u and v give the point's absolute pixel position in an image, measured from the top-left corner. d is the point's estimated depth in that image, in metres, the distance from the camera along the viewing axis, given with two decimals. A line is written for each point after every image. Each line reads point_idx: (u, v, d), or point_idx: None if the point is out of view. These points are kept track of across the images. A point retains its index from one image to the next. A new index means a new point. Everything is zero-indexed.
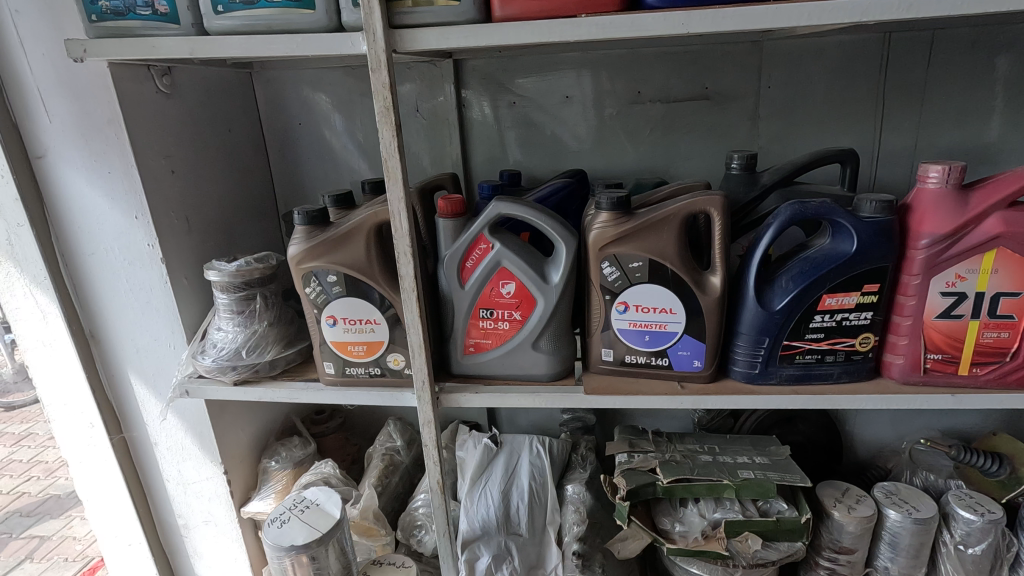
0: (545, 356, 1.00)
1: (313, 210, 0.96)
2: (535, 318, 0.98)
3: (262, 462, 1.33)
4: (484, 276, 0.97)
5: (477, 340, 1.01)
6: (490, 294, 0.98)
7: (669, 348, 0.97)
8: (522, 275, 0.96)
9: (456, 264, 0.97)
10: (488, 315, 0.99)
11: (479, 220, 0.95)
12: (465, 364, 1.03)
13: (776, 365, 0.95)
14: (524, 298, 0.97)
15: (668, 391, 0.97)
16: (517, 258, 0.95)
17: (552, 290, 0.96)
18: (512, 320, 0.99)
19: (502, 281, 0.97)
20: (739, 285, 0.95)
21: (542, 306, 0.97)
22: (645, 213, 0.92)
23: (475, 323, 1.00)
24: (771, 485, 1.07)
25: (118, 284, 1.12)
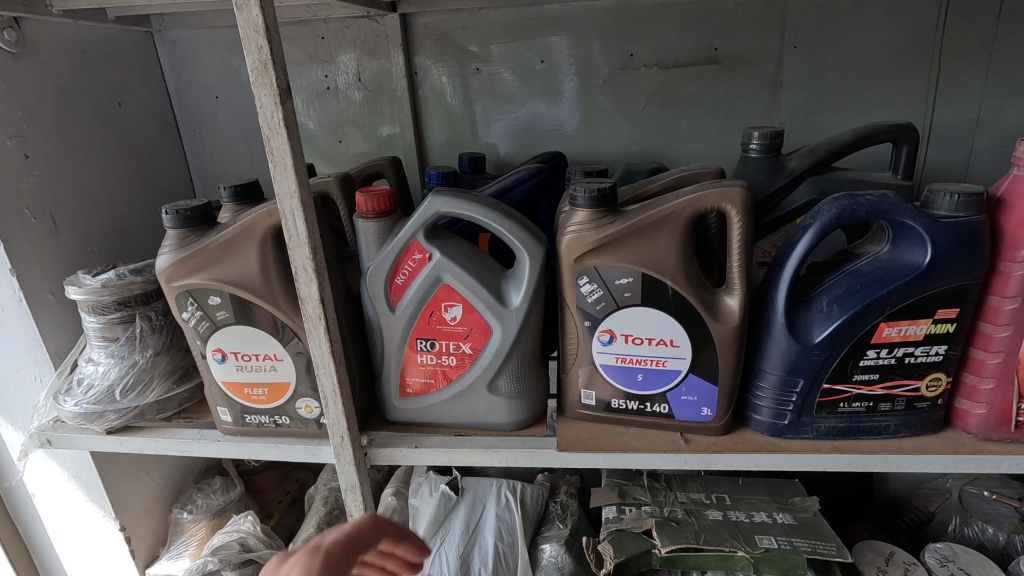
0: (504, 402, 0.76)
1: (187, 208, 0.71)
2: (490, 353, 0.73)
3: (174, 512, 1.10)
4: (420, 297, 0.72)
5: (416, 380, 0.77)
6: (429, 320, 0.73)
7: (670, 392, 0.73)
8: (471, 296, 0.71)
9: (383, 281, 0.72)
10: (429, 348, 0.75)
11: (410, 220, 0.70)
12: (404, 409, 0.79)
13: (811, 415, 0.71)
14: (475, 326, 0.72)
15: (669, 449, 0.73)
16: (463, 273, 0.71)
17: (512, 316, 0.71)
18: (460, 354, 0.74)
19: (445, 305, 0.72)
20: (763, 308, 0.70)
21: (498, 337, 0.72)
22: (636, 212, 0.67)
23: (413, 358, 0.76)
24: (800, 559, 0.83)
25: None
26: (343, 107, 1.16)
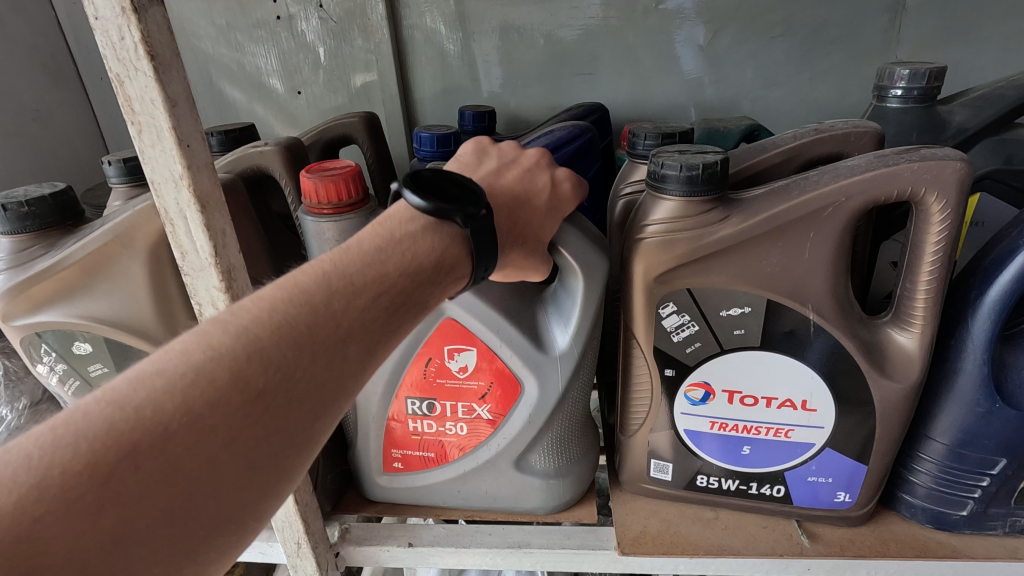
0: (538, 482, 0.51)
1: (23, 201, 0.44)
2: (521, 419, 0.49)
3: None
4: (412, 338, 0.48)
5: (407, 451, 0.53)
6: (426, 370, 0.49)
7: (789, 471, 0.48)
8: (491, 337, 0.47)
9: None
10: (424, 410, 0.51)
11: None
12: (387, 489, 0.55)
13: (1005, 505, 0.47)
14: (498, 379, 0.49)
15: (786, 553, 0.48)
16: (478, 304, 0.46)
17: (555, 366, 0.47)
18: (473, 417, 0.50)
19: (452, 347, 0.48)
20: (949, 347, 0.45)
21: (530, 395, 0.48)
22: (765, 202, 0.40)
23: (401, 424, 0.52)
24: None
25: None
26: (302, 45, 0.87)
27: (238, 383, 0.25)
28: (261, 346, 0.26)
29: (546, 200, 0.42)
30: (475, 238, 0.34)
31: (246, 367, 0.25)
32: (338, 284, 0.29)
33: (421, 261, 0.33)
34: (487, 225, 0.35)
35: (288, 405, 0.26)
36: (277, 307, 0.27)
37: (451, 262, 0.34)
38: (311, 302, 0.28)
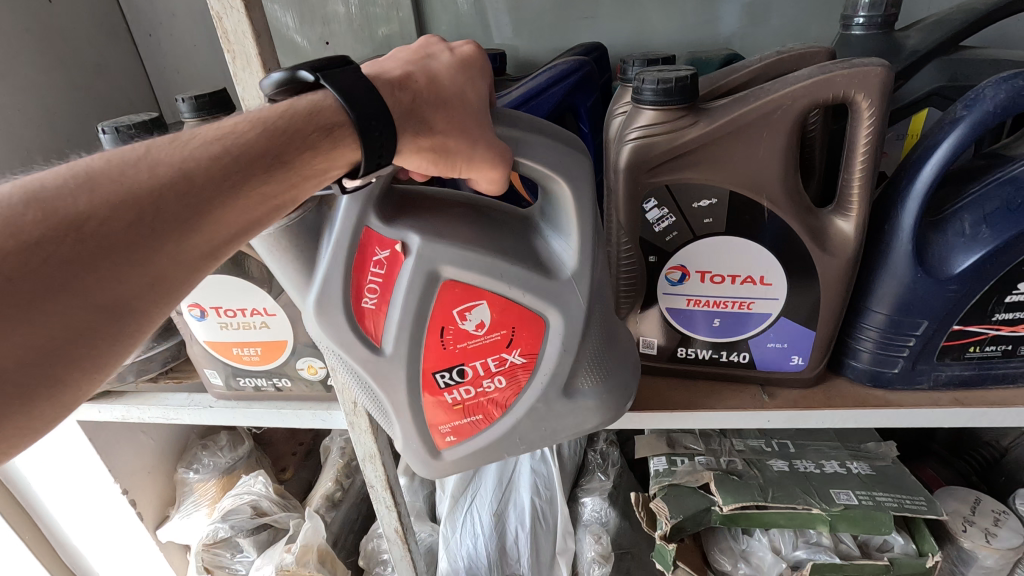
0: (594, 400, 0.51)
1: (129, 125, 0.54)
2: (555, 350, 0.48)
3: (180, 472, 1.00)
4: (416, 311, 0.46)
5: (455, 423, 0.51)
6: (446, 340, 0.47)
7: (753, 339, 0.59)
8: (497, 283, 0.46)
9: (340, 310, 0.45)
10: (454, 378, 0.49)
11: (341, 207, 0.43)
12: (457, 463, 0.53)
13: (930, 363, 0.57)
14: (517, 323, 0.48)
15: (750, 406, 0.60)
16: (472, 256, 0.45)
17: (570, 288, 0.47)
18: (506, 366, 0.49)
19: (459, 307, 0.47)
20: (883, 231, 0.55)
21: (557, 327, 0.48)
22: (726, 108, 0.49)
23: (439, 402, 0.50)
24: (886, 517, 0.73)
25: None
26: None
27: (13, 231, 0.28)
28: (53, 204, 0.29)
29: (445, 71, 0.45)
30: (329, 83, 0.38)
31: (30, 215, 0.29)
32: (152, 155, 0.33)
33: (251, 134, 0.35)
34: (350, 73, 0.39)
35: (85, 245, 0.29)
36: (88, 172, 0.31)
37: (313, 109, 0.37)
38: (117, 163, 0.32)
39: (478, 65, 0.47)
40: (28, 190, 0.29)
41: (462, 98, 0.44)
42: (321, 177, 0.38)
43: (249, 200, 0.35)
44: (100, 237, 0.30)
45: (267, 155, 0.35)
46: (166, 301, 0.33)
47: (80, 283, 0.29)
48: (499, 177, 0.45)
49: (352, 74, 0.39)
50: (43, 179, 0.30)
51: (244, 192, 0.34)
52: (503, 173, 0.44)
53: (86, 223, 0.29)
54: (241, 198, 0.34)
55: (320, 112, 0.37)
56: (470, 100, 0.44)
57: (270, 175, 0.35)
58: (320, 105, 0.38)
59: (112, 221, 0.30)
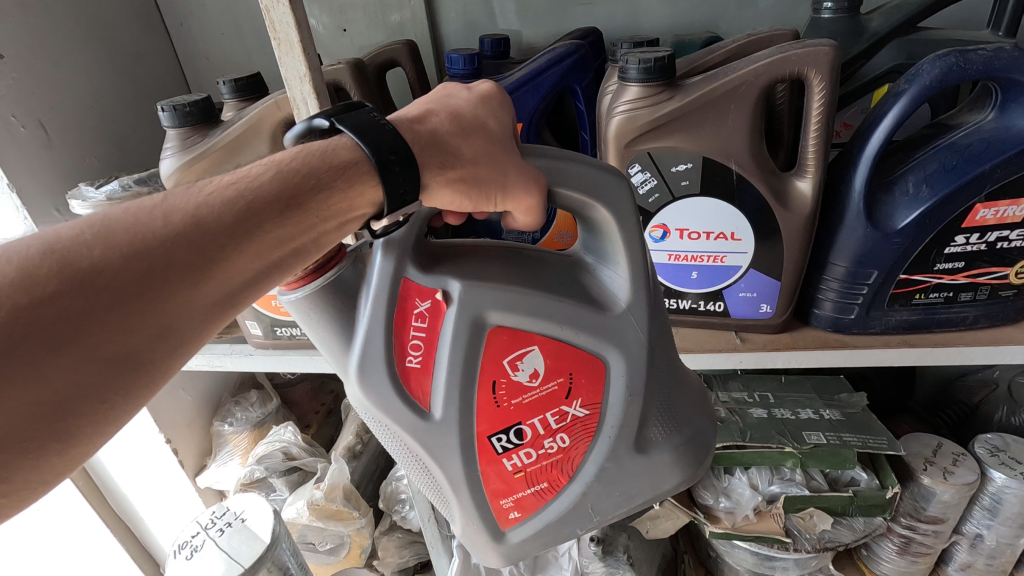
0: (669, 455, 0.46)
1: (184, 104, 0.63)
2: (619, 395, 0.45)
3: (214, 426, 1.10)
4: (465, 363, 0.43)
5: (518, 496, 0.46)
6: (500, 396, 0.44)
7: (727, 289, 0.67)
8: (549, 325, 0.43)
9: (385, 373, 0.41)
10: (511, 441, 0.45)
11: (375, 263, 0.40)
12: (523, 544, 0.48)
13: (882, 308, 0.65)
14: (575, 368, 0.44)
15: (725, 348, 0.68)
16: (518, 298, 0.42)
17: (628, 322, 0.44)
18: (567, 421, 0.45)
19: (511, 357, 0.44)
20: (839, 192, 0.63)
21: (618, 369, 0.45)
22: (698, 84, 0.57)
23: (498, 471, 0.45)
24: (850, 454, 0.82)
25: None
26: None
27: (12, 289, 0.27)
28: (59, 258, 0.28)
29: (467, 105, 0.44)
30: (349, 123, 0.36)
31: (41, 265, 0.28)
32: (171, 203, 0.32)
33: (274, 176, 0.34)
34: (361, 112, 0.38)
35: (84, 301, 0.28)
36: (106, 220, 0.30)
37: (326, 148, 0.36)
38: (132, 215, 0.30)
39: (499, 98, 0.46)
40: (44, 240, 0.28)
41: (489, 130, 0.43)
42: (344, 218, 0.36)
43: (267, 247, 0.33)
44: (110, 289, 0.28)
45: (287, 200, 0.33)
46: (175, 358, 0.31)
47: (85, 342, 0.28)
48: (534, 206, 0.42)
49: (366, 114, 0.37)
50: (60, 228, 0.29)
51: (263, 237, 0.32)
52: (537, 199, 0.42)
53: (98, 274, 0.28)
54: (257, 243, 0.32)
55: (340, 150, 0.36)
56: (495, 131, 0.43)
57: (289, 218, 0.33)
58: (345, 145, 0.36)
59: (124, 271, 0.29)
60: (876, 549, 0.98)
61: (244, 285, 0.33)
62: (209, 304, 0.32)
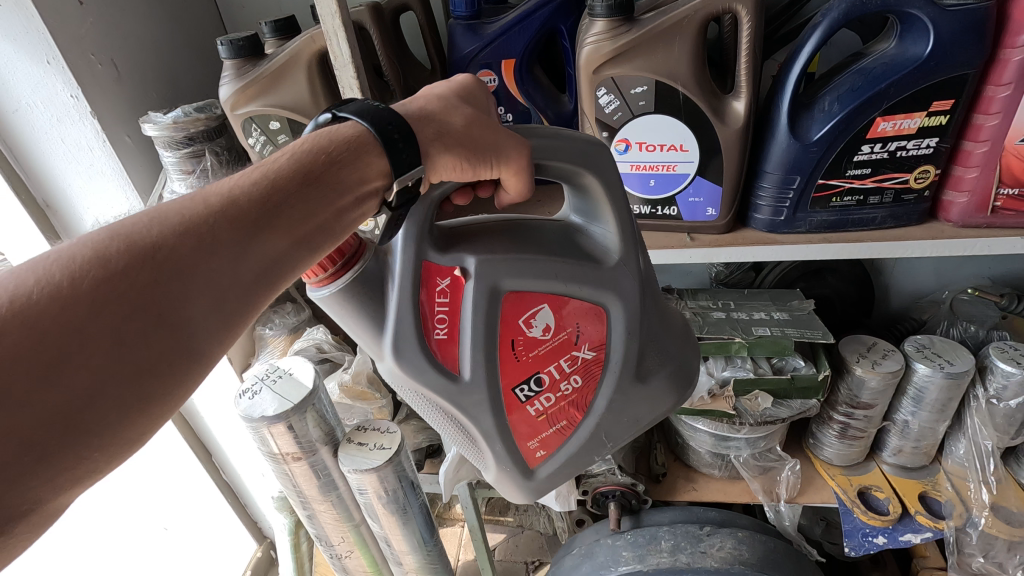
0: (662, 382, 0.61)
1: (238, 38, 0.78)
2: (618, 334, 0.58)
3: (257, 330, 1.29)
4: (486, 327, 0.54)
5: (543, 436, 0.59)
6: (519, 351, 0.56)
7: (678, 195, 0.82)
8: (553, 284, 0.56)
9: (419, 347, 0.51)
10: (532, 388, 0.57)
11: (398, 250, 0.50)
12: (549, 475, 0.61)
13: (805, 210, 0.80)
14: (578, 319, 0.57)
15: (677, 245, 0.83)
16: (525, 266, 0.54)
17: (619, 271, 0.58)
18: (577, 363, 0.58)
19: (526, 315, 0.55)
20: (771, 111, 0.76)
21: (615, 314, 0.58)
22: (651, 19, 0.71)
23: (526, 415, 0.58)
24: (788, 342, 0.98)
25: (95, 213, 1.07)
26: None
27: (102, 267, 0.36)
28: (133, 239, 0.37)
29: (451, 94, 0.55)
30: (347, 116, 0.48)
31: (115, 248, 0.37)
32: (209, 196, 0.41)
33: (288, 168, 0.44)
34: (357, 105, 0.49)
35: (157, 273, 0.37)
36: (160, 210, 0.40)
37: (333, 136, 0.47)
38: (183, 208, 0.40)
39: (479, 91, 0.57)
40: (111, 229, 0.38)
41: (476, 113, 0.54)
42: (350, 193, 0.46)
43: (291, 222, 0.42)
44: (172, 257, 0.38)
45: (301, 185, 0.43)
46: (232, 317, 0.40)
47: (159, 300, 0.37)
48: (522, 170, 0.53)
49: (366, 108, 0.49)
50: (127, 220, 0.38)
51: (285, 214, 0.42)
52: (524, 162, 0.52)
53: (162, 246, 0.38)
54: (285, 217, 0.42)
55: (338, 137, 0.47)
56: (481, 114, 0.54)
57: (304, 198, 0.43)
58: (341, 134, 0.47)
59: (181, 247, 0.38)
60: (821, 436, 1.14)
61: (276, 255, 0.42)
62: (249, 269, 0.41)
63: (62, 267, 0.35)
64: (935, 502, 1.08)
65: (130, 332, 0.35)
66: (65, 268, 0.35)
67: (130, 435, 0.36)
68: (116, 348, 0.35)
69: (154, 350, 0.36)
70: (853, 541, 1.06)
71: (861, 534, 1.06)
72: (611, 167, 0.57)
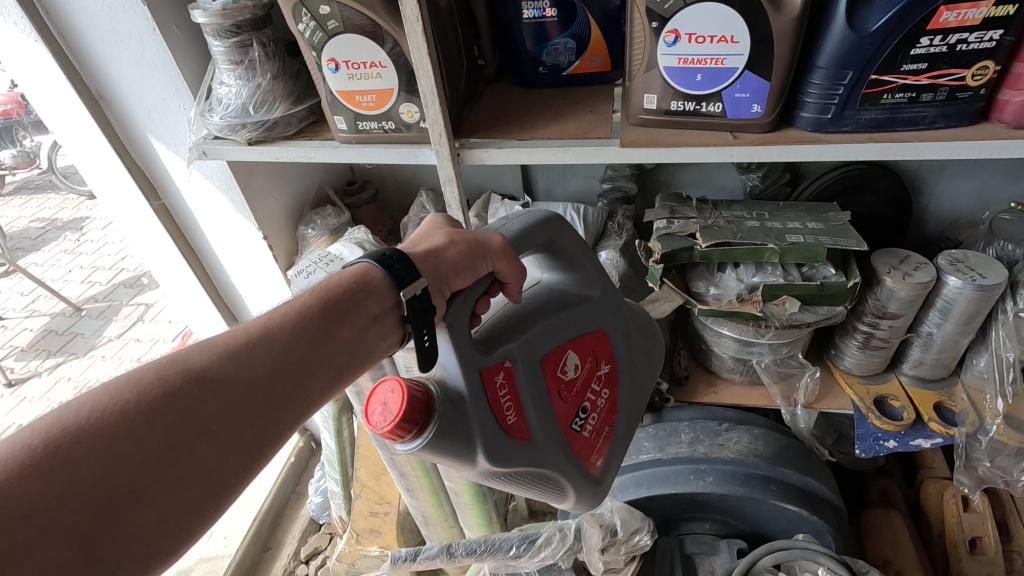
0: (652, 357, 0.88)
1: None
2: (615, 345, 0.80)
3: (301, 230, 1.35)
4: (537, 390, 0.69)
5: (597, 448, 0.78)
6: (564, 394, 0.72)
7: (725, 90, 0.81)
8: (568, 333, 0.73)
9: (503, 431, 0.64)
10: (580, 416, 0.75)
11: (456, 374, 0.61)
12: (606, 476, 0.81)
13: (854, 108, 0.79)
14: (591, 350, 0.76)
15: (718, 143, 0.84)
16: (544, 332, 0.70)
17: (604, 301, 0.78)
18: (598, 383, 0.78)
19: (560, 367, 0.72)
20: (829, 1, 0.74)
21: (611, 335, 0.79)
22: None
23: (583, 438, 0.76)
24: (821, 250, 0.99)
25: (150, 104, 1.10)
26: None
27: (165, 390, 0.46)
28: (192, 370, 0.48)
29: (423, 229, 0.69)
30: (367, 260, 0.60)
31: (176, 376, 0.47)
32: (253, 330, 0.53)
33: (315, 307, 0.56)
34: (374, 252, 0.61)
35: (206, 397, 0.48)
36: (207, 342, 0.51)
37: (353, 278, 0.59)
38: (231, 342, 0.51)
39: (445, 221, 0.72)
40: (168, 358, 0.49)
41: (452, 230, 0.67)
42: (365, 321, 0.58)
43: (305, 349, 0.54)
44: (214, 378, 0.49)
45: (326, 321, 0.56)
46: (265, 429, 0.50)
47: (201, 412, 0.47)
48: (506, 251, 0.65)
49: (379, 251, 0.61)
50: (185, 352, 0.50)
51: (301, 343, 0.54)
52: (503, 245, 0.65)
53: (207, 371, 0.49)
54: (312, 349, 0.54)
55: (358, 278, 0.59)
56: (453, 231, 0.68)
57: (327, 332, 0.55)
58: (360, 274, 0.59)
59: (229, 376, 0.49)
60: (843, 347, 1.18)
61: (295, 375, 0.53)
62: (274, 388, 0.51)
63: (130, 386, 0.46)
64: (949, 412, 1.13)
65: (177, 435, 0.45)
66: (130, 390, 0.46)
67: (168, 525, 0.44)
68: (163, 448, 0.44)
69: (193, 451, 0.46)
70: (864, 444, 1.12)
71: (873, 438, 1.12)
72: (570, 227, 0.74)
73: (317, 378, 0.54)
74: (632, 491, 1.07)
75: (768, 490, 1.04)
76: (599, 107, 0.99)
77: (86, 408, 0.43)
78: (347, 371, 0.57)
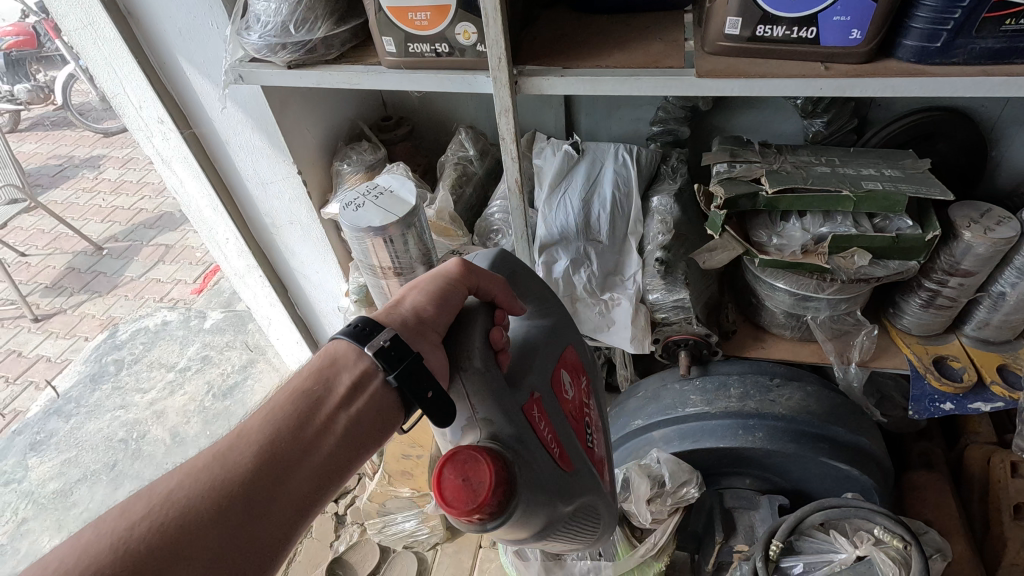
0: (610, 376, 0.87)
1: None
2: (587, 356, 0.79)
3: (335, 165, 1.29)
4: (557, 416, 0.66)
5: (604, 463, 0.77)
6: (574, 415, 0.70)
7: (822, 13, 0.73)
8: (558, 355, 0.70)
9: (555, 467, 0.61)
10: (590, 433, 0.73)
11: (506, 419, 0.57)
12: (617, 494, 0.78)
13: (968, 36, 0.71)
14: (575, 367, 0.74)
15: (808, 75, 0.76)
16: (543, 359, 0.67)
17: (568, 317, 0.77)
18: (587, 399, 0.76)
19: (563, 389, 0.69)
20: None
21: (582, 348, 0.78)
22: None
23: (596, 455, 0.73)
24: (901, 198, 0.92)
25: (182, 22, 1.03)
26: None
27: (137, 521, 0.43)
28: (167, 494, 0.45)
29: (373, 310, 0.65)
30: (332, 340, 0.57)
31: (150, 504, 0.44)
32: (231, 437, 0.49)
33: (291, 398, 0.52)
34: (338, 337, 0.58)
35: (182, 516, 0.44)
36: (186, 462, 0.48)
37: (322, 360, 0.55)
38: (208, 455, 0.48)
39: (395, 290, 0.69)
40: (134, 493, 0.46)
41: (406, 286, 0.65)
42: (341, 398, 0.53)
43: (279, 444, 0.49)
44: (181, 495, 0.45)
45: (304, 408, 0.52)
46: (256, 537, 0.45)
47: (169, 534, 0.42)
48: (467, 265, 0.64)
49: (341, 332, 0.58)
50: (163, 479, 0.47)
51: (273, 439, 0.49)
52: (462, 262, 0.65)
53: (172, 493, 0.45)
54: (292, 440, 0.50)
55: (330, 360, 0.55)
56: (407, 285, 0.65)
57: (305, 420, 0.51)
58: (330, 354, 0.56)
59: (206, 490, 0.45)
60: (904, 306, 1.12)
61: (274, 473, 0.48)
62: (253, 487, 0.46)
63: (92, 527, 0.43)
64: (1013, 375, 1.08)
65: (146, 567, 0.41)
66: (103, 531, 0.42)
67: None
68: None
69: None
70: (919, 405, 1.09)
71: (929, 399, 1.09)
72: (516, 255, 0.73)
73: (305, 466, 0.49)
74: (676, 443, 1.07)
75: (819, 447, 1.02)
76: (670, 35, 0.90)
77: (55, 560, 0.41)
78: (341, 455, 0.52)
